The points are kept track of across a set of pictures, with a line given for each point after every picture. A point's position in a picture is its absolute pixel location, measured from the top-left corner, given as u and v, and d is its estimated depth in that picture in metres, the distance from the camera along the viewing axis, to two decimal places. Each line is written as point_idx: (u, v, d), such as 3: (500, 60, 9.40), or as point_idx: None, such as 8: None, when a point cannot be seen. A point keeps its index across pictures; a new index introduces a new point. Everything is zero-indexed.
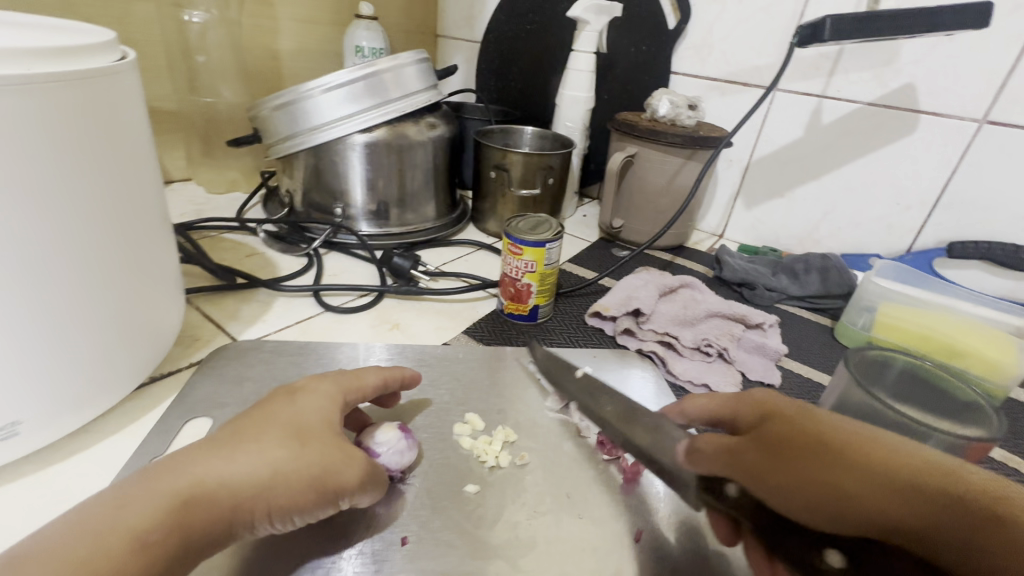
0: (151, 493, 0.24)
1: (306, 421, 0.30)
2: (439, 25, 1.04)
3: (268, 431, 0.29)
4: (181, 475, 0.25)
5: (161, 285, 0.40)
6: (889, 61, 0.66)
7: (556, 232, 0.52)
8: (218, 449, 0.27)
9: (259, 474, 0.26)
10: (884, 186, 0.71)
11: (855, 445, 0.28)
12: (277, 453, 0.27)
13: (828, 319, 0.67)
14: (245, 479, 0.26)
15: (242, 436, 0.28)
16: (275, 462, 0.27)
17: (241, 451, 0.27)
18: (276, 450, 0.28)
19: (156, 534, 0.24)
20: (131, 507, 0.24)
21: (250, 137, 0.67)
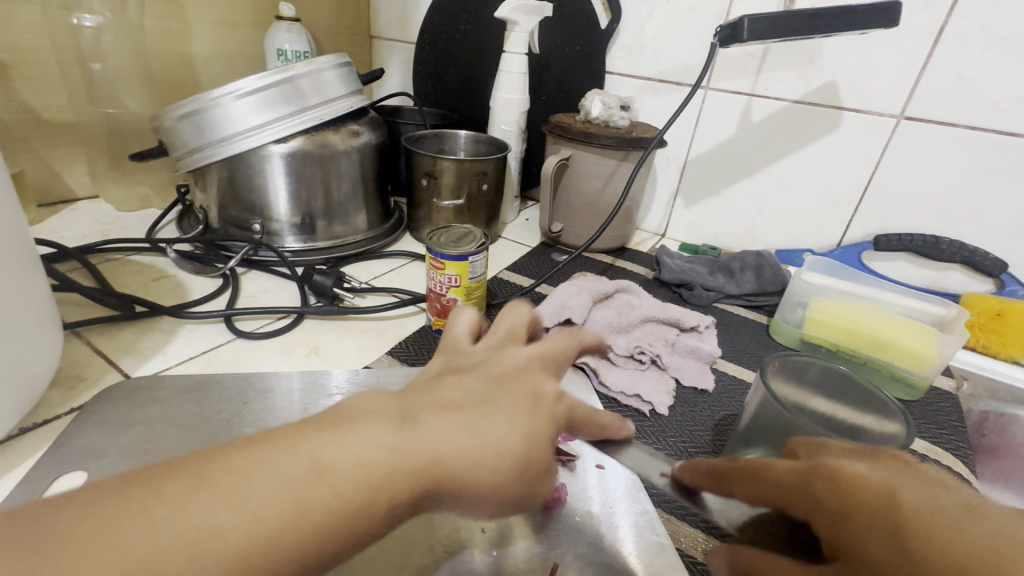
0: (349, 456, 0.22)
1: (482, 406, 0.25)
2: (373, 26, 1.00)
3: (466, 419, 0.24)
4: (335, 453, 0.22)
5: (27, 323, 0.36)
6: (812, 59, 0.67)
7: (480, 244, 0.50)
8: (421, 422, 0.24)
9: (448, 454, 0.23)
10: (814, 182, 0.72)
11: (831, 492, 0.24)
12: (495, 449, 0.24)
13: (764, 316, 0.67)
14: (456, 462, 0.23)
15: (445, 412, 0.24)
16: (478, 453, 0.23)
17: (434, 428, 0.23)
18: (487, 441, 0.24)
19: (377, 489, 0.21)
20: (333, 473, 0.21)
21: (156, 151, 0.62)
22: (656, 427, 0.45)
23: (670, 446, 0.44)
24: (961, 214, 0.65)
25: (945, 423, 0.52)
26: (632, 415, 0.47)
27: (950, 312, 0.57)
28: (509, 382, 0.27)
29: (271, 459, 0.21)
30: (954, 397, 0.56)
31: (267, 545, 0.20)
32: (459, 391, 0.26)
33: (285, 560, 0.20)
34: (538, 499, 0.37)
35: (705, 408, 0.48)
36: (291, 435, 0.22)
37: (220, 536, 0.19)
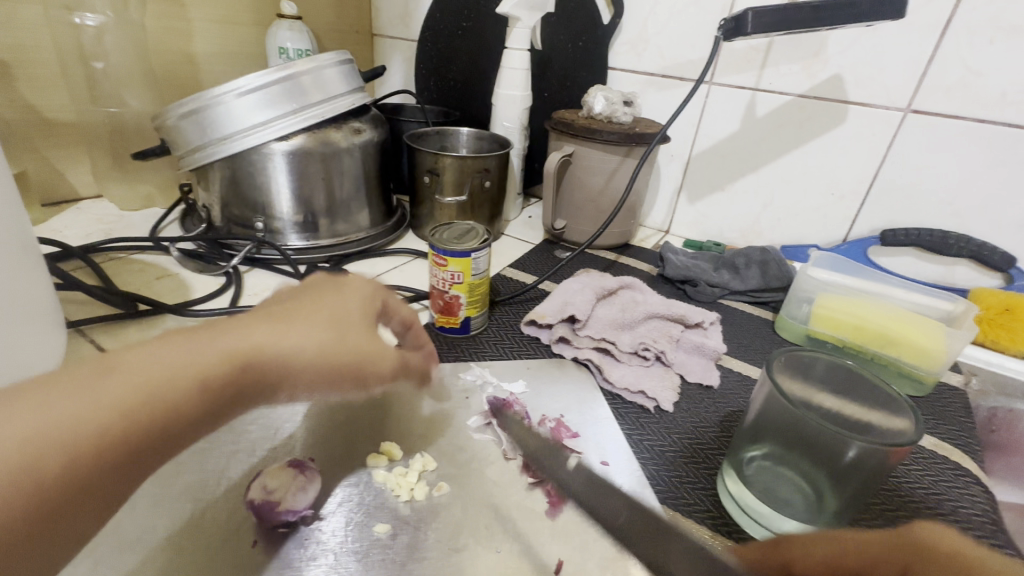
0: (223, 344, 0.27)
1: (291, 313, 0.30)
2: (375, 23, 1.00)
3: (296, 314, 0.30)
4: (208, 342, 0.27)
5: (28, 320, 0.36)
6: (817, 53, 0.66)
7: (483, 241, 0.49)
8: (271, 319, 0.29)
9: (294, 341, 0.28)
10: (819, 178, 0.72)
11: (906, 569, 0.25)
12: (322, 333, 0.29)
13: (769, 312, 0.67)
14: (293, 347, 0.28)
15: (286, 315, 0.29)
16: (314, 338, 0.29)
17: (282, 326, 0.29)
18: (319, 327, 0.29)
19: (216, 379, 0.26)
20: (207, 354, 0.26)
21: (159, 149, 0.62)
22: (661, 424, 0.45)
23: (675, 443, 0.43)
24: (969, 209, 0.64)
25: (953, 419, 0.51)
26: (636, 411, 0.46)
27: (958, 307, 0.57)
28: (321, 290, 0.32)
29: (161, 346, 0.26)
30: (963, 393, 0.55)
31: (161, 411, 0.25)
32: (297, 298, 0.31)
33: (173, 424, 0.25)
34: (544, 495, 0.37)
35: (710, 405, 0.48)
36: (180, 332, 0.27)
37: (125, 410, 0.24)
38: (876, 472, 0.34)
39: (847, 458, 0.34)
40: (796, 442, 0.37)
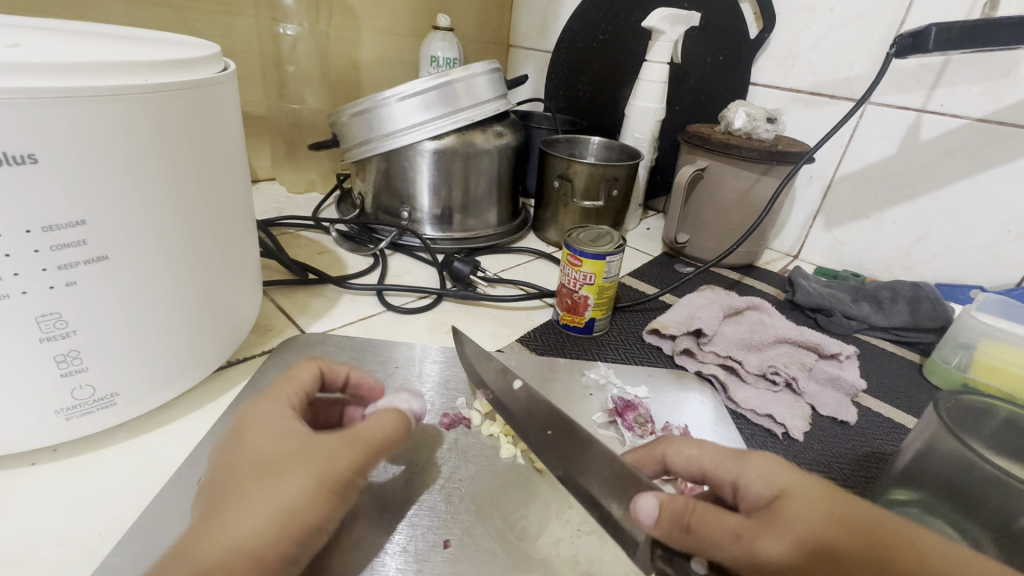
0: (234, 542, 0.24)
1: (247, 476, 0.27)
2: (513, 34, 1.05)
3: (275, 473, 0.26)
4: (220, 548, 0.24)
5: (244, 278, 0.42)
6: (1006, 73, 0.60)
7: (617, 245, 0.51)
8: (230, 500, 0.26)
9: (281, 509, 0.25)
10: (992, 212, 0.64)
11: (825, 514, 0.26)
12: (317, 485, 0.27)
13: (916, 354, 0.61)
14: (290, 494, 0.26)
15: (273, 474, 0.26)
16: (297, 491, 0.26)
17: (262, 493, 0.26)
18: (302, 476, 0.26)
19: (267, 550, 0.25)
20: (241, 556, 0.24)
21: (330, 142, 0.71)
22: (790, 451, 0.43)
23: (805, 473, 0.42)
24: None
25: None
26: (762, 434, 0.45)
27: None
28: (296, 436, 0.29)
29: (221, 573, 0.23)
30: None
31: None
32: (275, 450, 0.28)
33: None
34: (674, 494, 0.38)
35: (846, 441, 0.45)
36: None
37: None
38: None
39: None
40: (961, 491, 0.34)
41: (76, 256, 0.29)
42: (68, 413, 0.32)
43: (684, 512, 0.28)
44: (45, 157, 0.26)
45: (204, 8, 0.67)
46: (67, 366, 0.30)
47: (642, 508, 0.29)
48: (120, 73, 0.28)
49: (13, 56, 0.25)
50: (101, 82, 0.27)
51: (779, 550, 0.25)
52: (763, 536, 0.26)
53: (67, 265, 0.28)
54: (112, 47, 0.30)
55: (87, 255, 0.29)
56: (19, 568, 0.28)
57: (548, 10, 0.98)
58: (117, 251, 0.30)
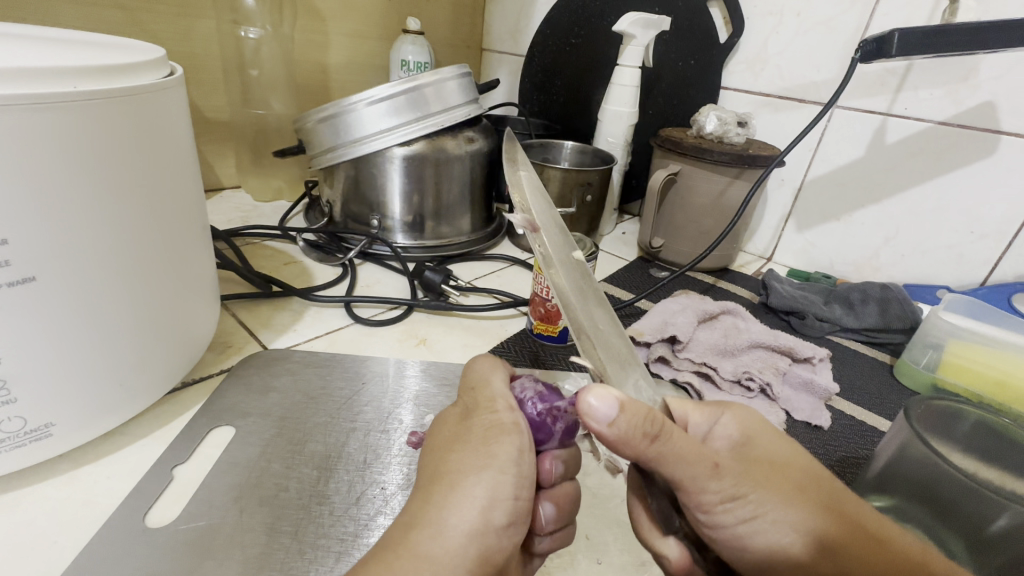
0: (447, 545, 0.24)
1: (457, 459, 0.27)
2: (485, 38, 1.04)
3: (461, 468, 0.27)
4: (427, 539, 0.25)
5: (199, 293, 0.40)
6: (966, 78, 0.61)
7: (590, 253, 0.50)
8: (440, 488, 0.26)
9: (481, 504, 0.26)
10: (958, 213, 0.65)
11: (835, 491, 0.31)
12: (507, 484, 0.26)
13: (886, 355, 0.61)
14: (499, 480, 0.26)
15: (444, 472, 0.27)
16: (495, 488, 0.26)
17: (457, 492, 0.26)
18: (492, 479, 0.26)
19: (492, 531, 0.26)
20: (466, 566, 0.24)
21: (296, 149, 0.68)
22: None
23: None
24: None
25: None
26: None
27: None
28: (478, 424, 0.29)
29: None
30: None
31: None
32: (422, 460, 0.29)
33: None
34: None
35: (820, 446, 0.45)
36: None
37: None
38: None
39: (998, 525, 0.32)
40: (933, 496, 0.35)
41: None
42: None
43: (652, 422, 0.27)
44: None
45: (160, 10, 0.64)
46: None
47: (597, 410, 0.26)
48: (43, 79, 0.25)
49: None
50: (22, 89, 0.25)
51: (827, 523, 0.30)
52: (815, 509, 0.30)
53: None
54: (39, 51, 0.27)
55: (11, 276, 0.27)
56: None
57: (520, 14, 0.97)
58: (46, 271, 0.28)
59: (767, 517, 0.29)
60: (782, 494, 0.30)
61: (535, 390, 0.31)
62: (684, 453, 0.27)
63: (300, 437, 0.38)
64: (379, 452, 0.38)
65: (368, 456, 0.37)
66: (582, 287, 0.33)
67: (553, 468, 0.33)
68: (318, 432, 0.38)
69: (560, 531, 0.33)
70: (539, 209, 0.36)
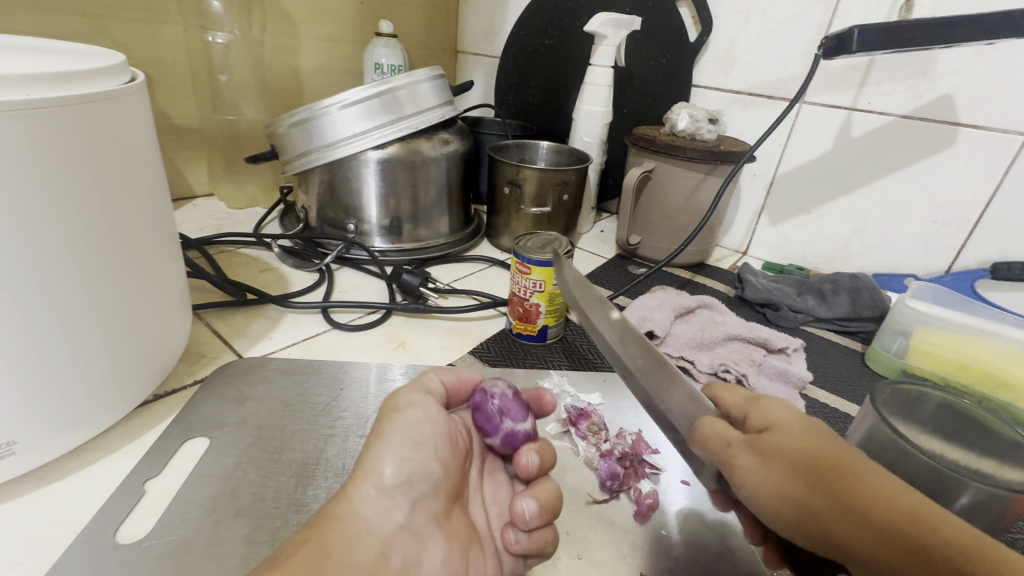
0: (360, 514, 0.29)
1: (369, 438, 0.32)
2: (459, 40, 1.04)
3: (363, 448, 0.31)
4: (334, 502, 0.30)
5: (169, 303, 0.39)
6: (925, 72, 0.63)
7: (566, 251, 0.50)
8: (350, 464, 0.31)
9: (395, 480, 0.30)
10: (922, 203, 0.67)
11: (903, 504, 0.26)
12: (401, 453, 0.31)
13: (858, 343, 0.63)
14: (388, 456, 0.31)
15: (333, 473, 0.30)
16: (401, 465, 0.30)
17: (360, 466, 0.31)
18: (394, 455, 0.31)
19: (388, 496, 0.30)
20: (367, 523, 0.29)
21: (269, 154, 0.68)
22: None
23: None
24: None
25: None
26: None
27: None
28: (384, 408, 0.34)
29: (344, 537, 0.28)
30: None
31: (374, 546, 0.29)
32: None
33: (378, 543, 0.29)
34: (630, 504, 0.39)
35: None
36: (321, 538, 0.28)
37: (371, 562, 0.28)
38: (994, 520, 0.33)
39: (962, 503, 0.33)
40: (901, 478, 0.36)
41: None
42: None
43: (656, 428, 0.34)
44: None
45: (124, 16, 0.63)
46: None
47: None
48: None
49: None
50: None
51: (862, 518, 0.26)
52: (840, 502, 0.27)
53: None
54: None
55: None
56: None
57: (493, 16, 0.97)
58: (6, 285, 0.27)
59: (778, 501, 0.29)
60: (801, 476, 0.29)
61: (503, 390, 0.36)
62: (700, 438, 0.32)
63: (277, 445, 0.37)
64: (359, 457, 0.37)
65: (348, 461, 0.37)
66: (620, 327, 0.39)
67: (528, 461, 0.35)
68: (296, 439, 0.38)
69: (539, 530, 0.33)
70: (573, 288, 0.45)
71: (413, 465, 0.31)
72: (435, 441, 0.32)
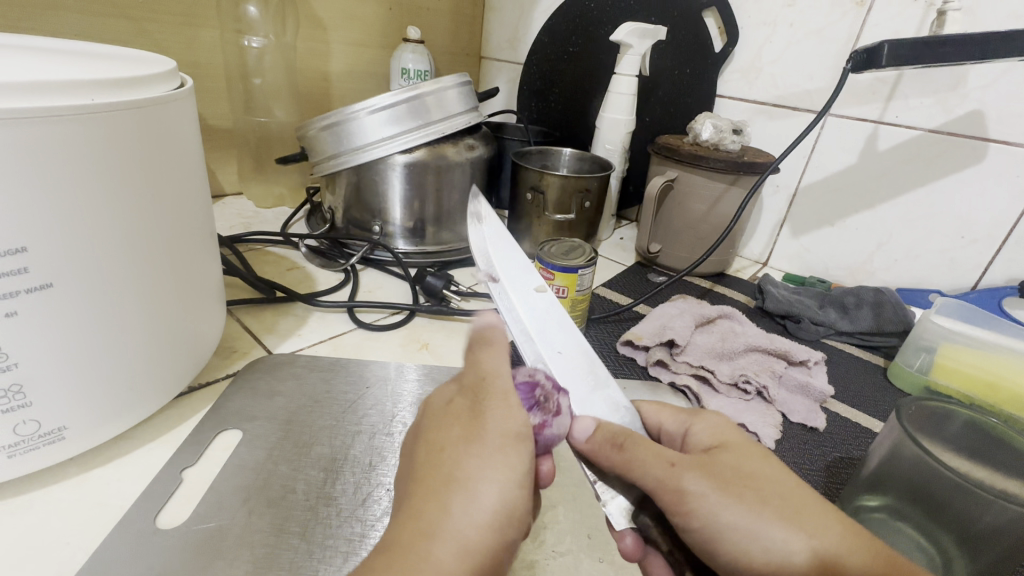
0: (456, 531, 0.24)
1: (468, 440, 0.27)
2: (484, 47, 1.06)
3: (463, 456, 0.26)
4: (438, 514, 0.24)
5: (206, 299, 0.40)
6: (955, 86, 0.62)
7: (589, 258, 0.51)
8: (452, 474, 0.26)
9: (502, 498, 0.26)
10: (948, 219, 0.66)
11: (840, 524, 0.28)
12: (509, 467, 0.26)
13: (880, 358, 0.62)
14: (493, 471, 0.26)
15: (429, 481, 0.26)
16: (507, 497, 0.26)
17: (464, 478, 0.26)
18: (501, 470, 0.26)
19: (501, 515, 0.25)
20: (475, 541, 0.24)
21: (298, 156, 0.69)
22: None
23: None
24: None
25: None
26: None
27: None
28: (473, 406, 0.29)
29: (456, 560, 0.23)
30: None
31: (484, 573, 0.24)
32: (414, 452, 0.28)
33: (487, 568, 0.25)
34: None
35: (815, 447, 0.46)
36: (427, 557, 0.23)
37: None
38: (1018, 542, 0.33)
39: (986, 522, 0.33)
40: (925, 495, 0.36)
41: (17, 285, 0.27)
42: (10, 450, 0.30)
43: (615, 435, 0.32)
44: None
45: (165, 20, 0.65)
46: (8, 401, 0.28)
47: (578, 426, 0.34)
48: (63, 93, 0.26)
49: None
50: (42, 102, 0.25)
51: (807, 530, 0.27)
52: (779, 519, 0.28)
53: (7, 295, 0.27)
54: (51, 64, 0.28)
55: (30, 284, 0.27)
56: None
57: (519, 23, 0.98)
58: (61, 278, 0.28)
59: (724, 531, 0.28)
60: (742, 494, 0.29)
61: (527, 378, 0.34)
62: (642, 456, 0.31)
63: (306, 440, 0.38)
64: (384, 454, 0.38)
65: (374, 458, 0.38)
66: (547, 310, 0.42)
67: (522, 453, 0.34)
68: (324, 434, 0.39)
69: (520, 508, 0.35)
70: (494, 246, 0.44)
71: (516, 482, 0.26)
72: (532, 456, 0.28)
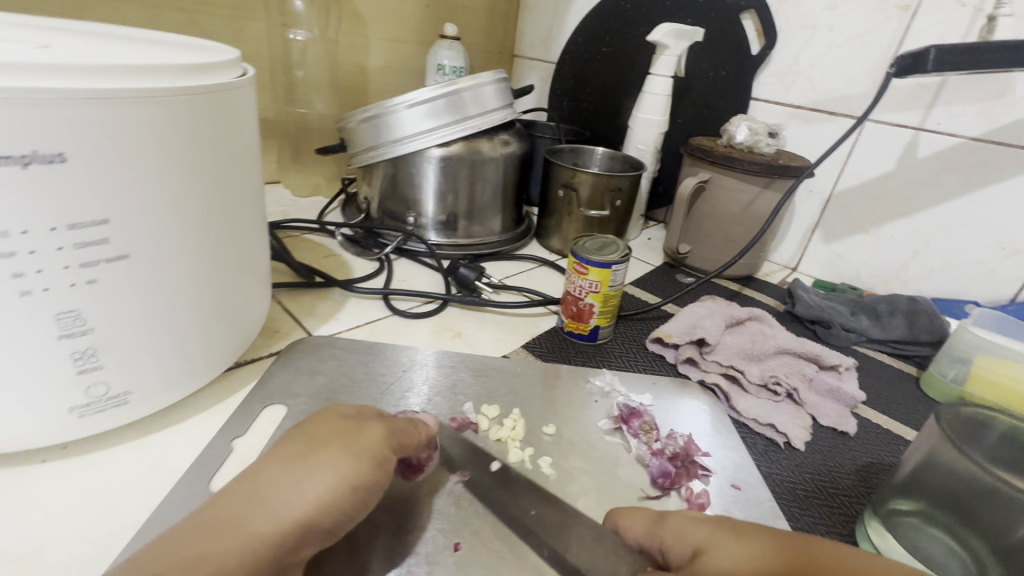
0: (272, 520, 0.27)
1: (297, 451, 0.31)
2: (518, 45, 1.07)
3: (289, 463, 0.30)
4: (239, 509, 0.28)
5: (255, 279, 0.42)
6: (1001, 94, 0.61)
7: (623, 254, 0.52)
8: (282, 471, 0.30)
9: (314, 501, 0.29)
10: (988, 229, 0.65)
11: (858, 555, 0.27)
12: (322, 478, 0.29)
13: (913, 367, 0.61)
14: (300, 481, 0.29)
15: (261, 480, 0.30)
16: (317, 493, 0.29)
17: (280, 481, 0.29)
18: (310, 476, 0.29)
19: (302, 516, 0.28)
20: (257, 534, 0.27)
21: (337, 147, 0.71)
22: (792, 461, 0.44)
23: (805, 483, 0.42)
24: None
25: None
26: (765, 443, 0.46)
27: None
28: (333, 427, 0.33)
29: (235, 548, 0.26)
30: None
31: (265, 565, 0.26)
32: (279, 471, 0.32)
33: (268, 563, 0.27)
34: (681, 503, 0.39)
35: (845, 451, 0.46)
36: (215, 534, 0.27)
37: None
38: None
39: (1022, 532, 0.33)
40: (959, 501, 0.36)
41: (98, 254, 0.29)
42: (81, 411, 0.32)
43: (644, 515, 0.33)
44: (75, 155, 0.26)
45: (217, 13, 0.68)
46: (83, 363, 0.30)
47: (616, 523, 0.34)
48: (147, 76, 0.28)
49: (39, 56, 0.25)
50: (129, 84, 0.27)
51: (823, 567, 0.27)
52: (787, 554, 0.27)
53: (89, 263, 0.29)
54: (135, 49, 0.30)
55: (108, 254, 0.29)
56: (31, 568, 0.28)
57: (554, 22, 0.99)
58: (135, 250, 0.30)
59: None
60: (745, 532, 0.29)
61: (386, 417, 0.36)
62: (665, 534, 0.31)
63: None
64: None
65: None
66: None
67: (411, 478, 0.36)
68: None
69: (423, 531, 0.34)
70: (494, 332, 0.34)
71: (322, 489, 0.29)
72: (358, 469, 0.31)
